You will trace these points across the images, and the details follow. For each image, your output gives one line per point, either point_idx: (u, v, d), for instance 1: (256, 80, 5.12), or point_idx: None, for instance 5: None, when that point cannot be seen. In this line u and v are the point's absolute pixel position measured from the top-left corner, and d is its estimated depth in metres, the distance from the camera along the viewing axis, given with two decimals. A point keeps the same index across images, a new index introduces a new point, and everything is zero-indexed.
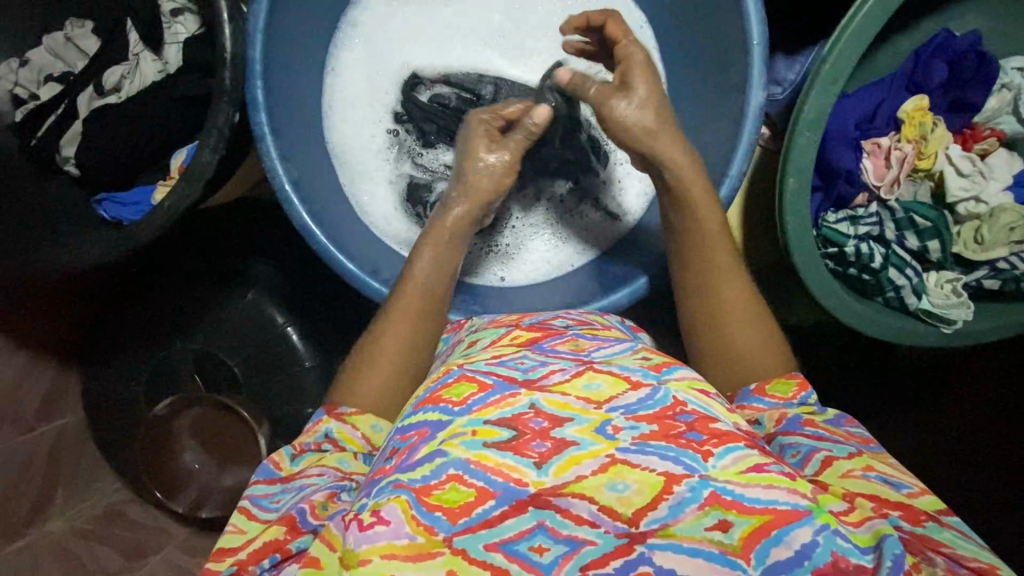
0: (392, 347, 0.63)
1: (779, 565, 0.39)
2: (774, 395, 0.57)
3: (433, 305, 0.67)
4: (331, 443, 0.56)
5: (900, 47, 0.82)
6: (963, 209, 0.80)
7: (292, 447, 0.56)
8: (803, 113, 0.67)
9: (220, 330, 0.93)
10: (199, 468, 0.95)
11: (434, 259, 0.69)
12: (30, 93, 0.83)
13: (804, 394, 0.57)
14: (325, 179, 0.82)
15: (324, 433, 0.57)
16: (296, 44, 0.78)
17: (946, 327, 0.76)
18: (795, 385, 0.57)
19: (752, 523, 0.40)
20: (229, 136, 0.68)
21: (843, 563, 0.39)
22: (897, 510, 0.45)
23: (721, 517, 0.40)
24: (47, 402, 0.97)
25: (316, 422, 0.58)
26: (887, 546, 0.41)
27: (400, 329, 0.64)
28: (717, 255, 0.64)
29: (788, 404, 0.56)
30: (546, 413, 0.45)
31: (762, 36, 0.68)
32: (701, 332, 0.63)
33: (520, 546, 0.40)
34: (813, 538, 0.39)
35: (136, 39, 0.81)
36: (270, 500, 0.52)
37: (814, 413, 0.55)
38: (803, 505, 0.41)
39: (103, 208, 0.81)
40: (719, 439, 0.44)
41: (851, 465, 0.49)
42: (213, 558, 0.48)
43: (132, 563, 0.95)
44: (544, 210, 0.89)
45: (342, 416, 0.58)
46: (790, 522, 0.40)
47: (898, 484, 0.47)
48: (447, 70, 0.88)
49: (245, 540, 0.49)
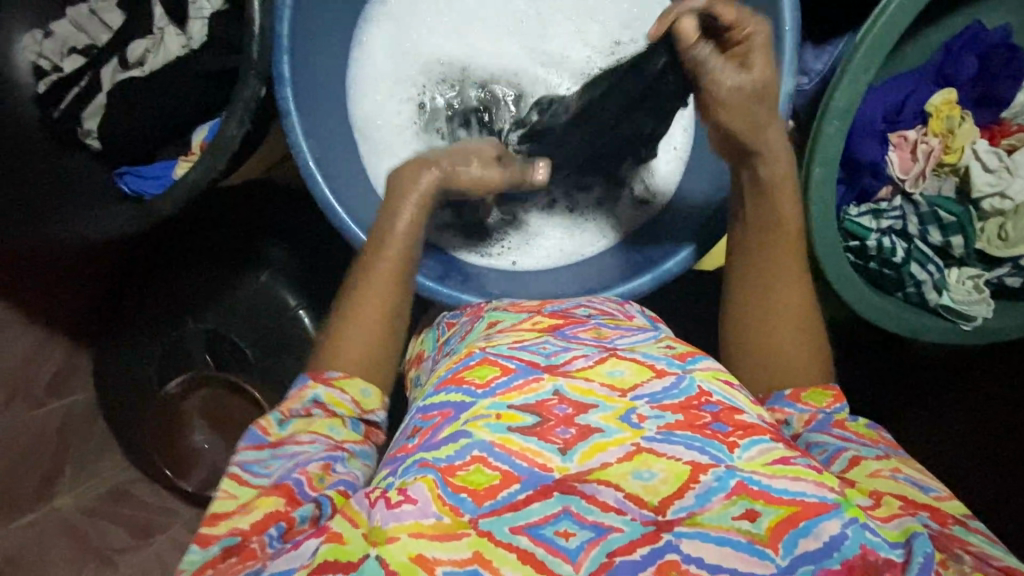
0: (376, 305, 0.62)
1: (808, 556, 0.38)
2: (808, 403, 0.57)
3: (409, 270, 0.65)
4: (321, 408, 0.55)
5: (932, 39, 0.81)
6: (987, 205, 0.78)
7: (278, 412, 0.54)
8: (834, 100, 0.67)
9: (234, 314, 0.92)
10: (207, 448, 0.96)
11: (405, 221, 0.66)
12: (53, 65, 0.82)
13: (837, 405, 0.57)
14: (343, 155, 0.80)
15: (313, 398, 0.55)
16: (321, 27, 0.77)
17: (965, 322, 0.76)
18: (829, 397, 0.57)
19: (780, 513, 0.39)
20: (255, 110, 0.68)
21: (872, 557, 0.38)
22: (924, 511, 0.44)
23: (748, 507, 0.39)
24: (58, 377, 0.97)
25: (302, 387, 0.56)
26: (918, 544, 0.40)
27: (381, 294, 0.62)
28: (749, 265, 0.65)
29: (823, 411, 0.56)
30: (570, 400, 0.45)
31: (794, 21, 0.69)
32: (733, 332, 0.64)
33: (546, 530, 0.39)
34: (841, 531, 0.38)
35: (161, 14, 0.81)
36: (261, 466, 0.49)
37: (847, 419, 0.55)
38: (830, 498, 0.40)
39: (125, 182, 0.81)
40: (745, 431, 0.44)
41: (878, 466, 0.48)
42: (205, 524, 0.46)
43: (139, 541, 0.96)
44: (571, 216, 0.89)
45: (330, 381, 0.57)
46: (819, 514, 0.39)
47: (926, 487, 0.47)
48: (469, 66, 0.87)
49: (237, 505, 0.47)
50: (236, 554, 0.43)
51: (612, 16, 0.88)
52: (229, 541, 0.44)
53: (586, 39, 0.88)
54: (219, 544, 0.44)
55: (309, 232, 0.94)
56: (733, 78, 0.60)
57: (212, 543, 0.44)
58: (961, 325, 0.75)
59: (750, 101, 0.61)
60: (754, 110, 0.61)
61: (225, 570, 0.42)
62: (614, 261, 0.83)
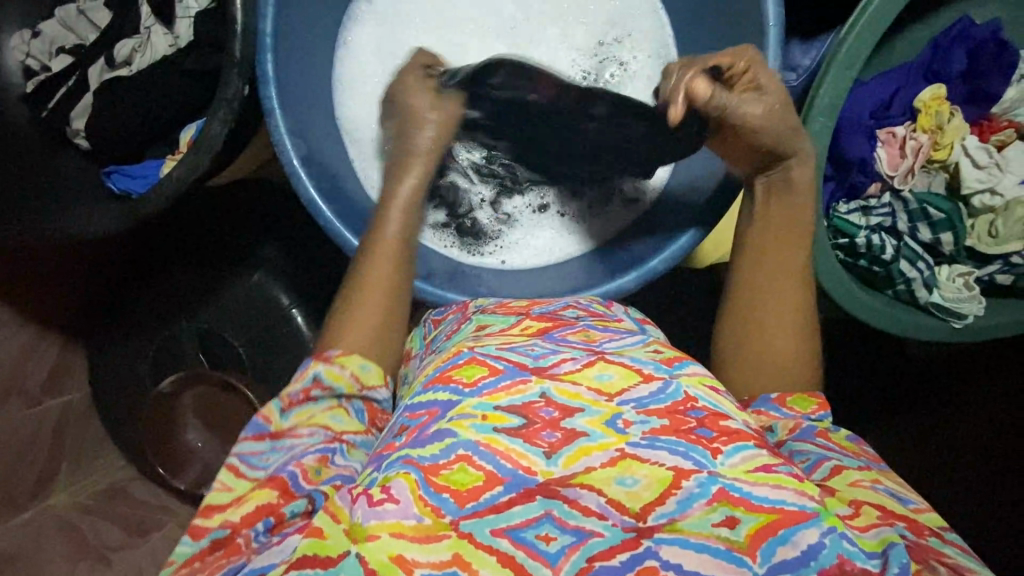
0: (377, 288, 0.62)
1: (785, 564, 0.38)
2: (793, 408, 0.57)
3: (410, 247, 0.66)
4: (320, 387, 0.54)
5: (921, 33, 0.80)
6: (977, 202, 0.78)
7: (280, 400, 0.53)
8: (818, 98, 0.66)
9: (226, 312, 0.92)
10: (201, 446, 0.96)
11: (396, 210, 0.66)
12: (42, 65, 0.83)
13: (822, 413, 0.57)
14: (328, 154, 0.80)
15: (312, 376, 0.54)
16: (305, 25, 0.77)
17: (955, 320, 0.75)
18: (814, 404, 0.58)
19: (759, 521, 0.39)
20: (238, 109, 0.68)
21: (849, 566, 0.38)
22: (901, 521, 0.44)
23: (728, 514, 0.39)
24: (52, 375, 0.98)
25: (304, 368, 0.55)
26: (893, 555, 0.39)
27: (382, 276, 0.63)
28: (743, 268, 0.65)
29: (806, 417, 0.57)
30: (557, 403, 0.45)
31: (779, 17, 0.68)
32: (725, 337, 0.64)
33: (527, 534, 0.39)
34: (820, 540, 0.38)
35: (147, 12, 0.81)
36: (259, 458, 0.49)
37: (828, 429, 0.55)
38: (810, 507, 0.40)
39: (113, 181, 0.81)
40: (728, 437, 0.43)
41: (859, 476, 0.48)
42: (199, 515, 0.46)
43: (134, 538, 0.96)
44: (560, 218, 0.88)
45: (330, 358, 0.56)
46: (798, 522, 0.39)
47: (904, 499, 0.46)
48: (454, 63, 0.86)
49: (232, 498, 0.47)
50: (223, 547, 0.44)
51: (598, 13, 0.88)
52: (216, 534, 0.44)
53: (571, 35, 0.88)
54: (209, 536, 0.45)
55: (296, 227, 0.95)
56: (760, 106, 0.60)
57: (202, 535, 0.45)
58: (951, 324, 0.75)
59: (784, 115, 0.61)
60: (790, 118, 0.62)
61: (212, 564, 0.43)
62: (601, 260, 0.83)
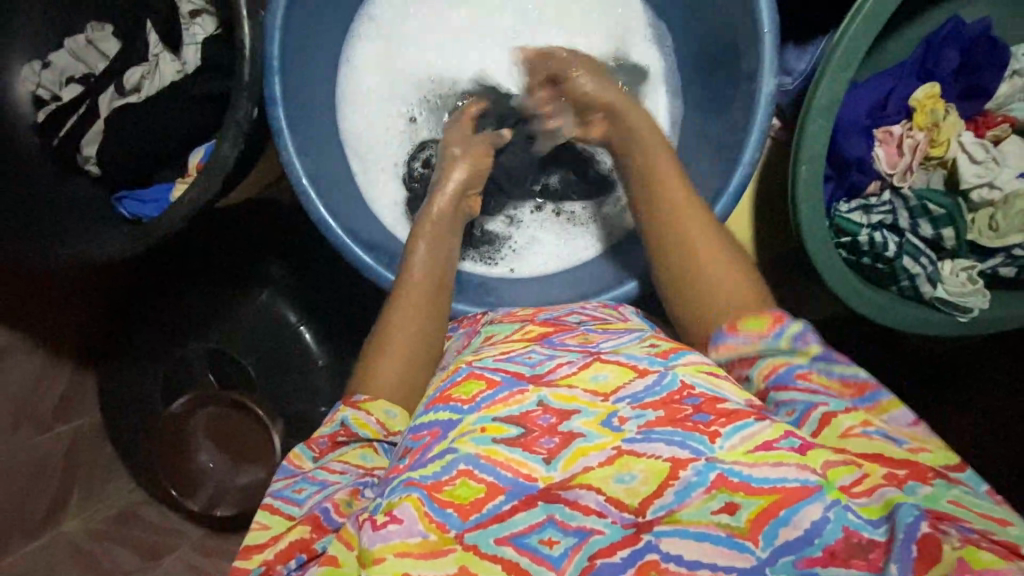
0: (409, 334, 0.62)
1: (787, 547, 0.37)
2: (748, 332, 0.51)
3: (439, 290, 0.67)
4: (344, 433, 0.55)
5: (910, 36, 0.82)
6: (977, 196, 0.79)
7: (310, 449, 0.55)
8: (816, 98, 0.67)
9: (241, 329, 0.92)
10: (213, 467, 0.96)
11: (420, 266, 0.67)
12: (52, 95, 0.84)
13: (780, 326, 0.51)
14: (337, 167, 0.82)
15: (340, 421, 0.56)
16: (309, 47, 0.78)
17: (960, 314, 0.76)
18: (769, 321, 0.51)
19: (759, 504, 0.39)
20: (248, 130, 0.69)
21: (855, 539, 0.37)
22: (904, 471, 0.41)
23: (727, 500, 0.39)
24: (63, 402, 0.98)
25: (335, 412, 0.57)
26: (900, 516, 0.38)
27: (415, 317, 0.63)
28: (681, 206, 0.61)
29: (764, 339, 0.50)
30: (554, 409, 0.44)
31: (773, 23, 0.69)
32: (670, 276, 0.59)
33: (531, 539, 0.40)
34: (823, 515, 0.38)
35: (155, 40, 0.84)
36: (291, 491, 0.51)
37: (794, 347, 0.49)
38: (812, 481, 0.39)
39: (125, 206, 0.83)
40: (728, 418, 0.42)
41: (850, 421, 0.44)
42: (240, 556, 0.49)
43: (147, 563, 0.95)
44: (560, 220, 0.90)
45: (357, 404, 0.57)
46: (799, 500, 0.38)
47: (898, 439, 0.44)
48: (456, 80, 0.89)
49: (269, 537, 0.49)
50: None
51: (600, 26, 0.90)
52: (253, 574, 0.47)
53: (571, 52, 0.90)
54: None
55: (300, 245, 0.96)
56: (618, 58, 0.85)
57: None
58: (957, 317, 0.75)
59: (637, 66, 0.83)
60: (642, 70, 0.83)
61: None
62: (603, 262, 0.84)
